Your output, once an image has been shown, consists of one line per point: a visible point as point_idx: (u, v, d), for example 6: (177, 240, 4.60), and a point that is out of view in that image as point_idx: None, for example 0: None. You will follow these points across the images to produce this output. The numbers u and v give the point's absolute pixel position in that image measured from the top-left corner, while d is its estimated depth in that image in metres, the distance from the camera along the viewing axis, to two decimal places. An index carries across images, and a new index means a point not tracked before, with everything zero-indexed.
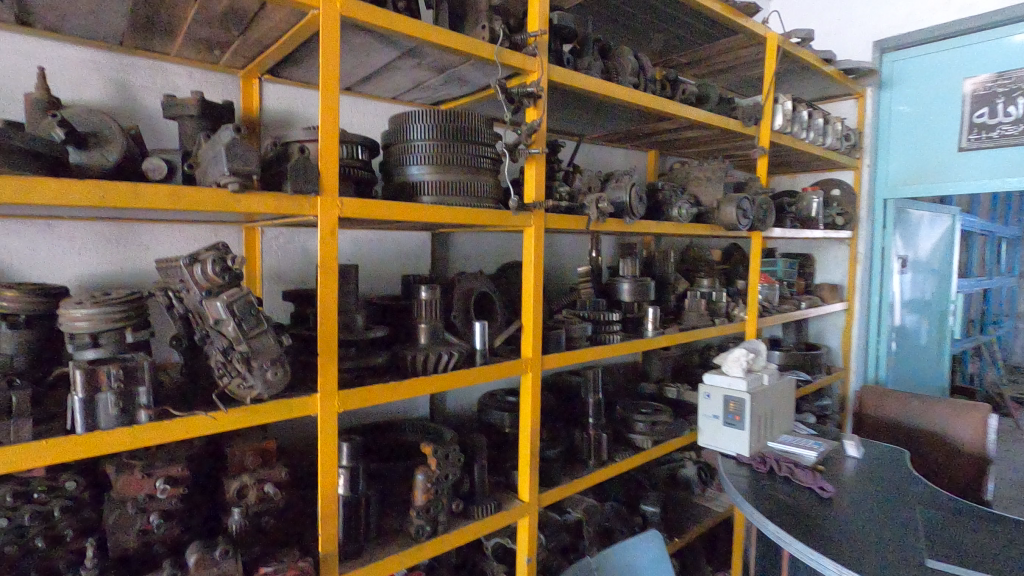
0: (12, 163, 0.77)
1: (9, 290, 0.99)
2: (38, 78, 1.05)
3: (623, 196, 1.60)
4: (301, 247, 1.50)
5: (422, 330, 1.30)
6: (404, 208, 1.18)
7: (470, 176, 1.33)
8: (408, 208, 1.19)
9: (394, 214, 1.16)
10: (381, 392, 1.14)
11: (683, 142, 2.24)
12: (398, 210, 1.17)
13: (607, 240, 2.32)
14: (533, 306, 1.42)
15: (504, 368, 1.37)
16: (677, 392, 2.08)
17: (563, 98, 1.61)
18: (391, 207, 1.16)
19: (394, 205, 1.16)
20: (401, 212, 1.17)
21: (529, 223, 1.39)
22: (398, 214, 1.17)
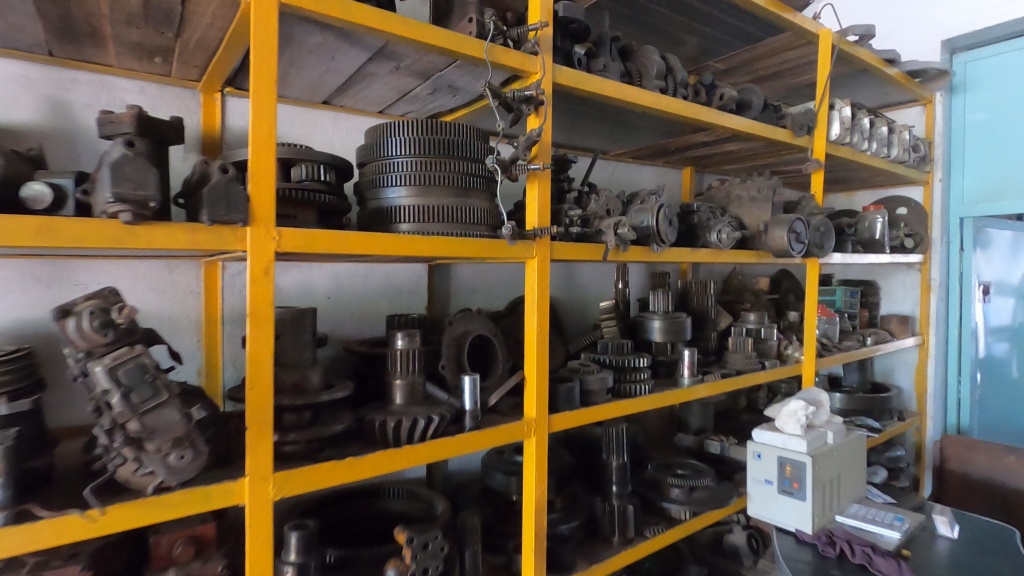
0: None
1: None
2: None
3: (648, 219, 1.34)
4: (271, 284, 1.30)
5: (398, 388, 1.06)
6: (368, 239, 0.94)
7: (458, 198, 1.10)
8: (373, 239, 0.95)
9: (354, 248, 0.92)
10: (334, 471, 0.90)
11: (722, 157, 1.97)
12: (359, 241, 0.93)
13: (637, 269, 2.05)
14: (538, 355, 1.17)
15: (500, 433, 1.11)
16: (720, 447, 1.77)
17: (577, 107, 1.38)
18: (349, 239, 0.92)
19: (353, 235, 0.92)
20: (364, 244, 0.94)
21: (531, 254, 1.14)
22: (360, 247, 0.93)
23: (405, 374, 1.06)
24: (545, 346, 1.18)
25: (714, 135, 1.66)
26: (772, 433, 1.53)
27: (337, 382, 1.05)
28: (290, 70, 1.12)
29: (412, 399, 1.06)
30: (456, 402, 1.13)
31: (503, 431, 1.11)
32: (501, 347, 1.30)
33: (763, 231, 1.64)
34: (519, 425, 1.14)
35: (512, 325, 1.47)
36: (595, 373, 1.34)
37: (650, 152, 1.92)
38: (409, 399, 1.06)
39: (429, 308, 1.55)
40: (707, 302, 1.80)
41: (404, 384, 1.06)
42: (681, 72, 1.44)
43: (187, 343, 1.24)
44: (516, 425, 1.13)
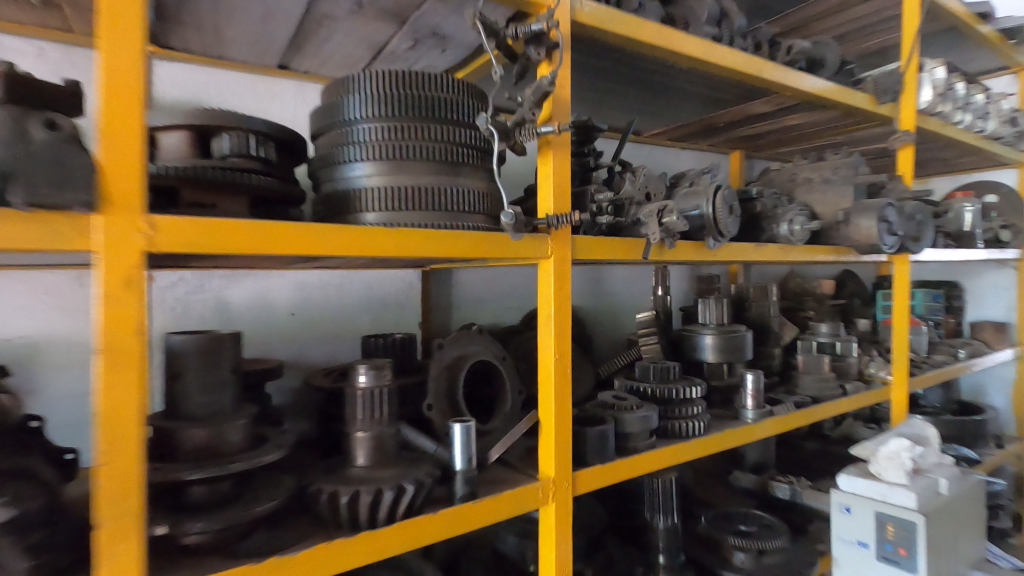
0: None
1: None
2: None
3: (701, 206, 1.01)
4: (216, 298, 1.02)
5: (360, 444, 0.76)
6: (299, 233, 0.64)
7: (443, 176, 0.79)
8: (308, 231, 0.64)
9: (276, 248, 0.62)
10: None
11: (780, 135, 1.63)
12: (284, 234, 0.63)
13: (678, 272, 1.73)
14: (560, 392, 0.85)
15: (504, 502, 0.79)
16: (790, 491, 1.41)
17: (602, 62, 1.07)
18: (268, 231, 0.62)
19: (275, 226, 0.62)
20: (292, 241, 0.63)
21: (546, 252, 0.83)
22: (286, 245, 0.63)
23: (372, 424, 0.76)
24: (567, 379, 0.86)
25: (777, 103, 1.33)
26: (869, 481, 1.18)
27: (275, 432, 0.76)
28: (218, 14, 0.84)
29: (381, 455, 0.76)
30: (441, 455, 0.83)
31: (510, 497, 0.80)
32: (508, 375, 1.00)
33: (842, 222, 1.30)
34: (531, 487, 0.82)
35: (526, 345, 1.16)
36: (634, 409, 1.01)
37: (693, 132, 1.60)
38: (376, 458, 0.76)
39: (423, 324, 1.25)
40: (768, 311, 1.46)
41: (371, 437, 0.76)
42: (738, 17, 1.12)
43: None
44: (528, 488, 0.82)
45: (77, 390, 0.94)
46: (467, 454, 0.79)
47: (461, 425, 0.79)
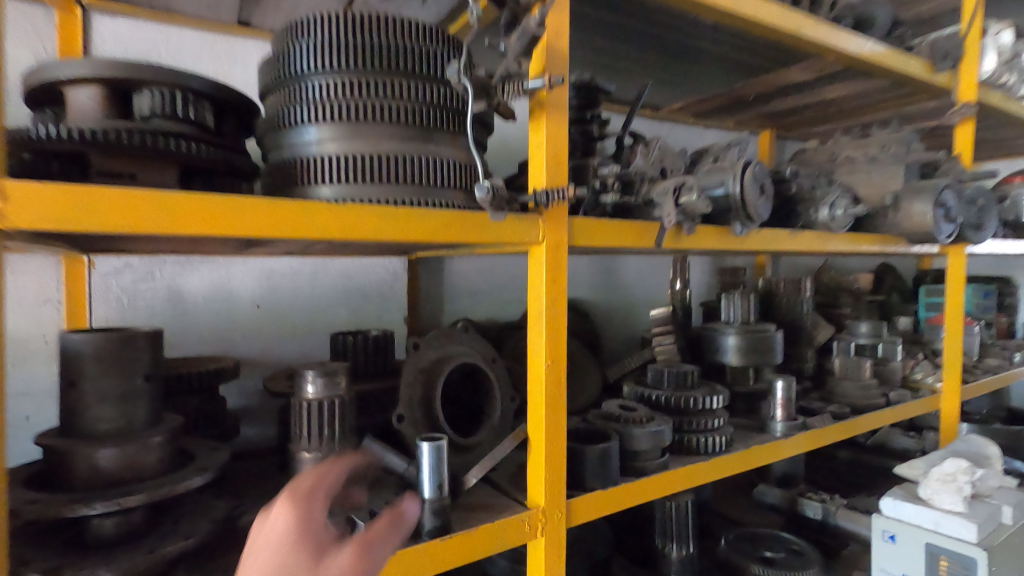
0: None
1: None
2: None
3: (726, 183, 0.86)
4: (168, 286, 0.90)
5: (306, 465, 0.63)
6: (214, 208, 0.50)
7: (412, 143, 0.65)
8: (227, 203, 0.51)
9: (181, 227, 0.49)
10: None
11: (817, 110, 1.45)
12: (192, 207, 0.49)
13: (699, 263, 1.57)
14: (552, 404, 0.71)
15: (481, 538, 0.66)
16: (822, 510, 1.26)
17: (613, 16, 0.91)
18: (171, 203, 0.48)
19: (179, 197, 0.49)
20: (204, 216, 0.50)
21: (538, 236, 0.68)
22: (196, 222, 0.50)
23: (322, 442, 0.63)
24: (562, 390, 0.72)
25: (818, 70, 1.15)
26: (918, 507, 1.02)
27: (209, 450, 0.63)
28: None
29: None
30: (409, 476, 0.69)
31: (489, 532, 0.67)
32: (498, 381, 0.86)
33: (891, 206, 1.13)
34: (514, 520, 0.69)
35: (523, 344, 1.02)
36: (644, 422, 0.87)
37: (719, 106, 1.43)
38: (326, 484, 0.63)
39: (410, 318, 1.12)
40: (801, 308, 1.30)
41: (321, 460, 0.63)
42: None
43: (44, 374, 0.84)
44: (511, 521, 0.68)
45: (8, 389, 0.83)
46: (438, 480, 0.66)
47: (432, 444, 0.66)
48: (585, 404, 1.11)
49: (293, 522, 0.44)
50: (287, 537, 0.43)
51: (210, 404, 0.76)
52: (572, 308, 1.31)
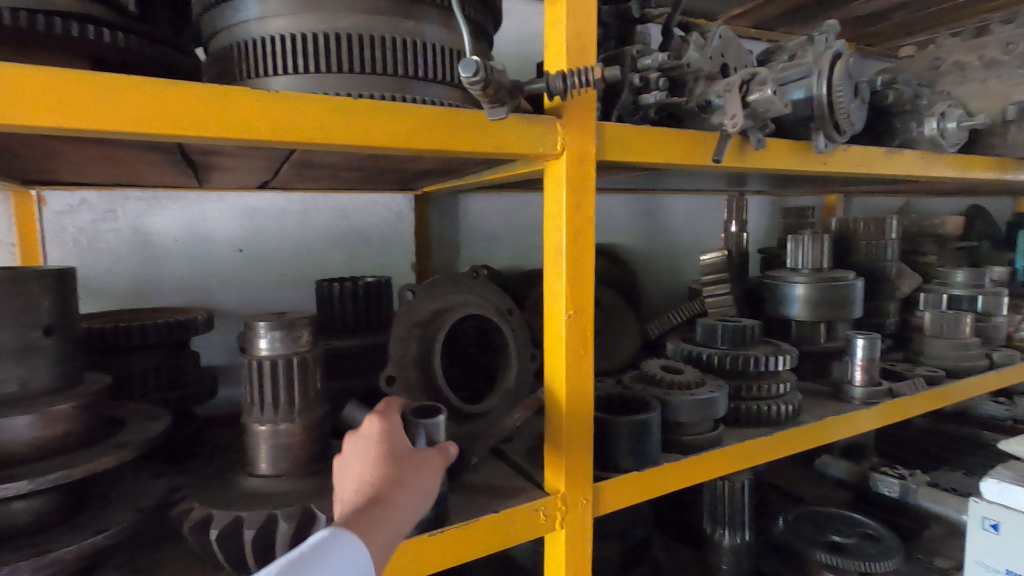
0: None
1: None
2: None
3: (810, 83, 0.66)
4: (133, 227, 0.78)
5: (262, 442, 0.50)
6: (46, 78, 0.34)
7: (387, 18, 0.48)
8: (75, 84, 0.35)
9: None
10: None
11: (913, 12, 1.19)
12: (38, 90, 0.34)
13: (757, 203, 1.35)
14: (575, 369, 0.55)
15: (483, 532, 0.52)
16: (899, 488, 1.07)
17: None
18: (9, 78, 0.33)
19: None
20: (36, 95, 0.34)
21: (556, 147, 0.51)
22: (17, 102, 0.34)
23: (284, 411, 0.50)
24: (586, 348, 0.56)
25: None
26: None
27: (145, 420, 0.51)
28: None
29: (296, 460, 0.51)
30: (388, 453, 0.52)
31: (492, 526, 0.53)
32: (513, 337, 0.71)
33: (1013, 121, 0.89)
34: (524, 510, 0.55)
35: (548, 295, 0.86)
36: (692, 389, 0.70)
37: (789, 11, 1.19)
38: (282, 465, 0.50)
39: (419, 264, 0.98)
40: (883, 253, 1.08)
41: (284, 437, 0.50)
42: None
43: None
44: (521, 511, 0.54)
45: None
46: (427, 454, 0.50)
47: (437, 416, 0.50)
48: (621, 364, 0.95)
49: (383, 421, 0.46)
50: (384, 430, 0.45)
51: (166, 363, 0.64)
52: (608, 255, 1.14)
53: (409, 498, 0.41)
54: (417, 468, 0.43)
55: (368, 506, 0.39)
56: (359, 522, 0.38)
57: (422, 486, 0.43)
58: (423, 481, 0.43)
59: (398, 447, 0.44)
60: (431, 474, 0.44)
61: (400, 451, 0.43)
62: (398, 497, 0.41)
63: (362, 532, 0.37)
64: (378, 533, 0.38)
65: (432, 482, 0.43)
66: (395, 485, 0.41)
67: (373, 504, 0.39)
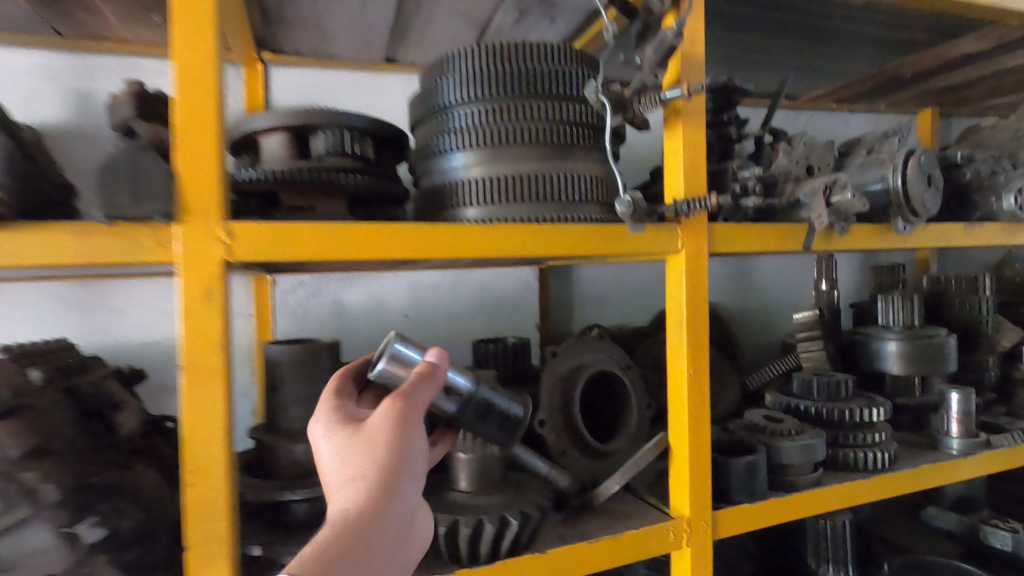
0: None
1: None
2: None
3: (886, 177, 0.79)
4: (333, 300, 1.02)
5: (463, 466, 0.69)
6: (365, 229, 0.56)
7: (552, 162, 0.68)
8: (382, 231, 0.57)
9: (333, 252, 0.55)
10: None
11: (994, 82, 1.27)
12: (362, 236, 0.56)
13: (846, 259, 1.44)
14: (695, 417, 0.70)
15: (630, 543, 0.67)
16: (1012, 542, 1.07)
17: (744, 11, 0.87)
18: (350, 231, 0.56)
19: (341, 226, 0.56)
20: (362, 240, 0.56)
21: (677, 246, 0.68)
22: (353, 246, 0.56)
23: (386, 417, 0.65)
24: (703, 400, 0.70)
25: (996, 40, 1.01)
26: None
27: None
28: (317, 8, 0.80)
29: (485, 480, 0.68)
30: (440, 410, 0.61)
31: (635, 539, 0.68)
32: (634, 388, 0.86)
33: None
34: (658, 529, 0.69)
35: (657, 351, 1.01)
36: (793, 435, 0.81)
37: (869, 89, 1.31)
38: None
39: (541, 325, 1.16)
40: (978, 309, 1.13)
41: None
42: None
43: (245, 375, 0.99)
44: (655, 530, 0.69)
45: (239, 386, 0.99)
46: (446, 385, 0.60)
47: (376, 368, 0.56)
48: (723, 412, 1.06)
49: (323, 415, 0.53)
50: (327, 430, 0.51)
51: None
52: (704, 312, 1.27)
53: (371, 465, 0.47)
54: (368, 438, 0.48)
55: (342, 497, 0.45)
56: (338, 516, 0.44)
57: (382, 447, 0.48)
58: (380, 443, 0.48)
59: (344, 437, 0.49)
60: (387, 419, 0.49)
61: (347, 439, 0.49)
62: (360, 472, 0.46)
63: (341, 523, 0.43)
64: (356, 513, 0.44)
65: (392, 424, 0.49)
66: (352, 469, 0.47)
67: (344, 494, 0.45)
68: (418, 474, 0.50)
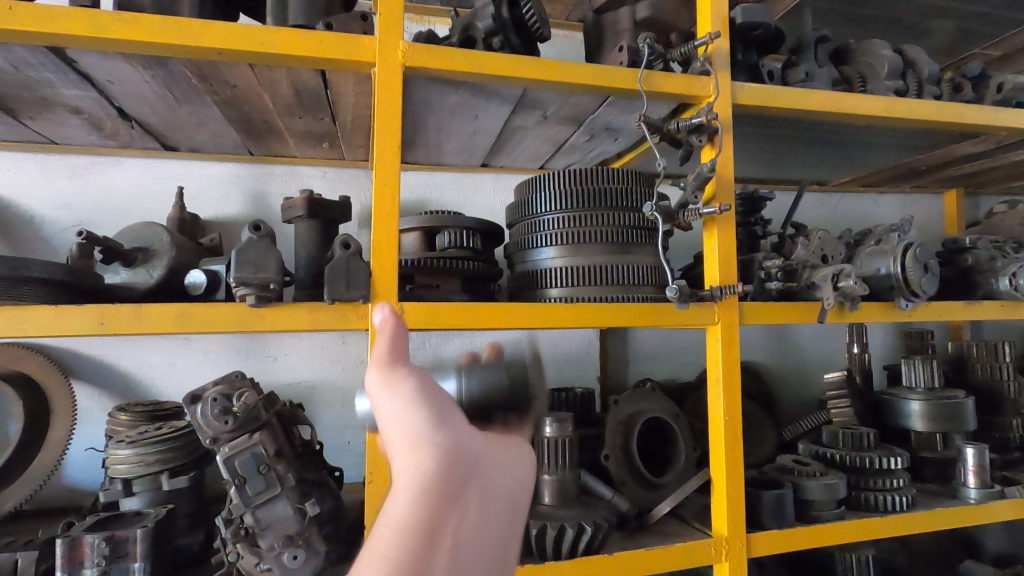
0: (34, 295, 0.68)
1: (124, 412, 0.92)
2: (174, 200, 1.04)
3: (888, 266, 0.97)
4: (433, 353, 1.26)
5: (547, 485, 0.89)
6: (489, 307, 0.81)
7: (616, 256, 0.92)
8: (498, 309, 0.81)
9: (466, 323, 0.79)
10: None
11: (1007, 172, 1.43)
12: (486, 313, 0.81)
13: (879, 325, 1.58)
14: (730, 455, 0.88)
15: (678, 553, 0.85)
16: None
17: (770, 131, 1.10)
18: (478, 310, 0.80)
19: (473, 305, 0.80)
20: (487, 315, 0.80)
21: (713, 319, 0.89)
22: (480, 319, 0.80)
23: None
24: (739, 441, 0.89)
25: (994, 143, 1.19)
26: None
27: None
28: (440, 136, 1.09)
29: (563, 497, 0.88)
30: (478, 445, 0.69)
31: (682, 551, 0.85)
32: (682, 432, 1.05)
33: None
34: (702, 544, 0.86)
35: (701, 403, 1.19)
36: (817, 476, 0.97)
37: (891, 177, 1.50)
38: None
39: (601, 377, 1.36)
40: (999, 373, 1.26)
41: None
42: (928, 65, 1.06)
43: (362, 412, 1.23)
44: (699, 544, 0.86)
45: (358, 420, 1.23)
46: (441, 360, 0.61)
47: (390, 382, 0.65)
48: (761, 459, 1.22)
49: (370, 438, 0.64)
50: None
51: None
52: (745, 369, 1.44)
53: None
54: None
55: None
56: None
57: None
58: None
59: None
60: (381, 385, 0.46)
61: None
62: None
63: None
64: None
65: (385, 378, 0.46)
66: None
67: None
68: None
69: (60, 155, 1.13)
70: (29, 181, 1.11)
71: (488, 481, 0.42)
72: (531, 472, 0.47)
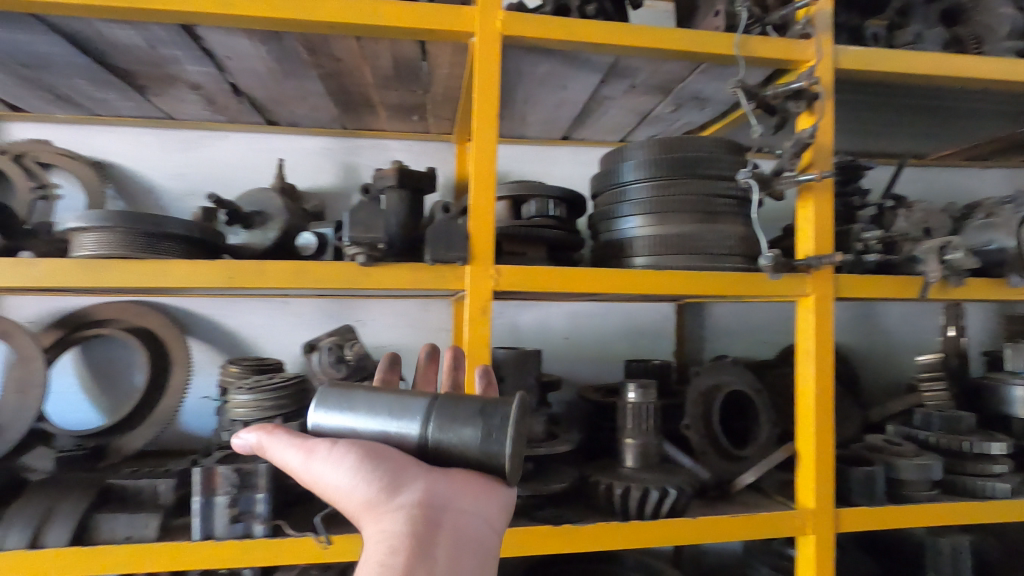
0: (174, 250, 0.75)
1: (232, 365, 1.00)
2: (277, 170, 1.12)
3: (1000, 240, 0.91)
4: (511, 322, 1.29)
5: (630, 448, 0.92)
6: (579, 271, 0.82)
7: (704, 225, 0.91)
8: (589, 274, 0.83)
9: (558, 286, 0.82)
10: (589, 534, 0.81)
11: None
12: (577, 276, 0.82)
13: (977, 308, 1.49)
14: (818, 428, 0.87)
15: (762, 522, 0.85)
16: None
17: (870, 98, 1.05)
18: (569, 274, 0.82)
19: (564, 269, 0.82)
20: (578, 279, 0.82)
21: (806, 291, 0.87)
22: (571, 283, 0.82)
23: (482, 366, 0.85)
24: (829, 415, 0.87)
25: None
26: None
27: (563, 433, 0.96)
28: (525, 107, 1.10)
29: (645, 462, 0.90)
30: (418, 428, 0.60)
31: (767, 519, 0.85)
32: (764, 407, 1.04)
33: None
34: (788, 515, 0.86)
35: (783, 379, 1.17)
36: (911, 456, 0.94)
37: (998, 149, 1.39)
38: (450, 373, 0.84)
39: (676, 352, 1.36)
40: None
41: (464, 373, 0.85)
42: None
43: None
44: (782, 515, 0.86)
45: None
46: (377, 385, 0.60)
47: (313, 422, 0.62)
48: (844, 440, 1.19)
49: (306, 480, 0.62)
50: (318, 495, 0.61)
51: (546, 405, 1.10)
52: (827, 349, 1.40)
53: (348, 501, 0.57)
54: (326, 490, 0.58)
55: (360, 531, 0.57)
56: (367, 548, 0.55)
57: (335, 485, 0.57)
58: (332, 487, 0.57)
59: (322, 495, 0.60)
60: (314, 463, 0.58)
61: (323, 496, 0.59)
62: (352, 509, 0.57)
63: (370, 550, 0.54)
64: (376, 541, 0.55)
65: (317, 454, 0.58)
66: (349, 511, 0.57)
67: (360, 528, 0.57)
68: (386, 466, 0.58)
69: (174, 130, 1.23)
70: (149, 154, 1.21)
71: (458, 513, 0.58)
72: (499, 513, 0.62)
